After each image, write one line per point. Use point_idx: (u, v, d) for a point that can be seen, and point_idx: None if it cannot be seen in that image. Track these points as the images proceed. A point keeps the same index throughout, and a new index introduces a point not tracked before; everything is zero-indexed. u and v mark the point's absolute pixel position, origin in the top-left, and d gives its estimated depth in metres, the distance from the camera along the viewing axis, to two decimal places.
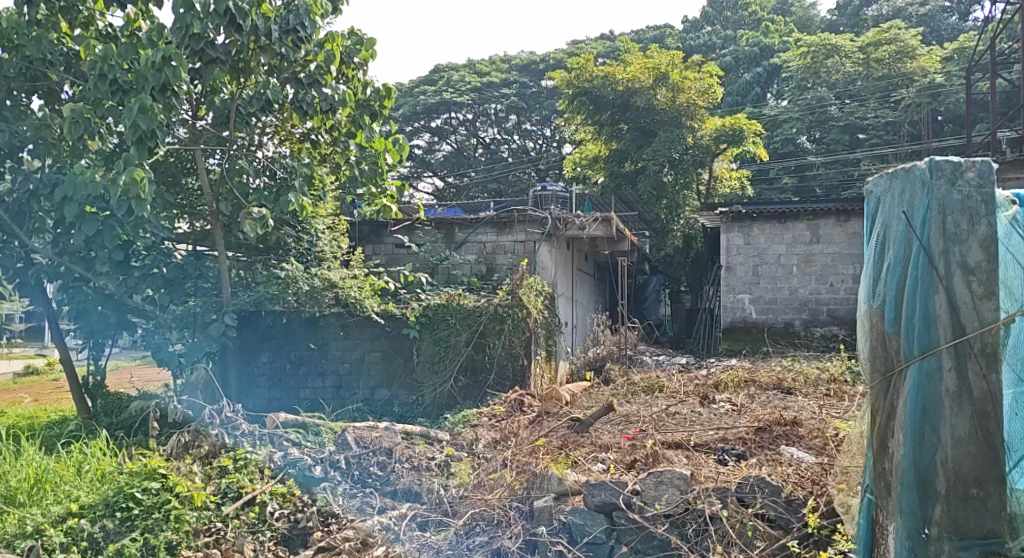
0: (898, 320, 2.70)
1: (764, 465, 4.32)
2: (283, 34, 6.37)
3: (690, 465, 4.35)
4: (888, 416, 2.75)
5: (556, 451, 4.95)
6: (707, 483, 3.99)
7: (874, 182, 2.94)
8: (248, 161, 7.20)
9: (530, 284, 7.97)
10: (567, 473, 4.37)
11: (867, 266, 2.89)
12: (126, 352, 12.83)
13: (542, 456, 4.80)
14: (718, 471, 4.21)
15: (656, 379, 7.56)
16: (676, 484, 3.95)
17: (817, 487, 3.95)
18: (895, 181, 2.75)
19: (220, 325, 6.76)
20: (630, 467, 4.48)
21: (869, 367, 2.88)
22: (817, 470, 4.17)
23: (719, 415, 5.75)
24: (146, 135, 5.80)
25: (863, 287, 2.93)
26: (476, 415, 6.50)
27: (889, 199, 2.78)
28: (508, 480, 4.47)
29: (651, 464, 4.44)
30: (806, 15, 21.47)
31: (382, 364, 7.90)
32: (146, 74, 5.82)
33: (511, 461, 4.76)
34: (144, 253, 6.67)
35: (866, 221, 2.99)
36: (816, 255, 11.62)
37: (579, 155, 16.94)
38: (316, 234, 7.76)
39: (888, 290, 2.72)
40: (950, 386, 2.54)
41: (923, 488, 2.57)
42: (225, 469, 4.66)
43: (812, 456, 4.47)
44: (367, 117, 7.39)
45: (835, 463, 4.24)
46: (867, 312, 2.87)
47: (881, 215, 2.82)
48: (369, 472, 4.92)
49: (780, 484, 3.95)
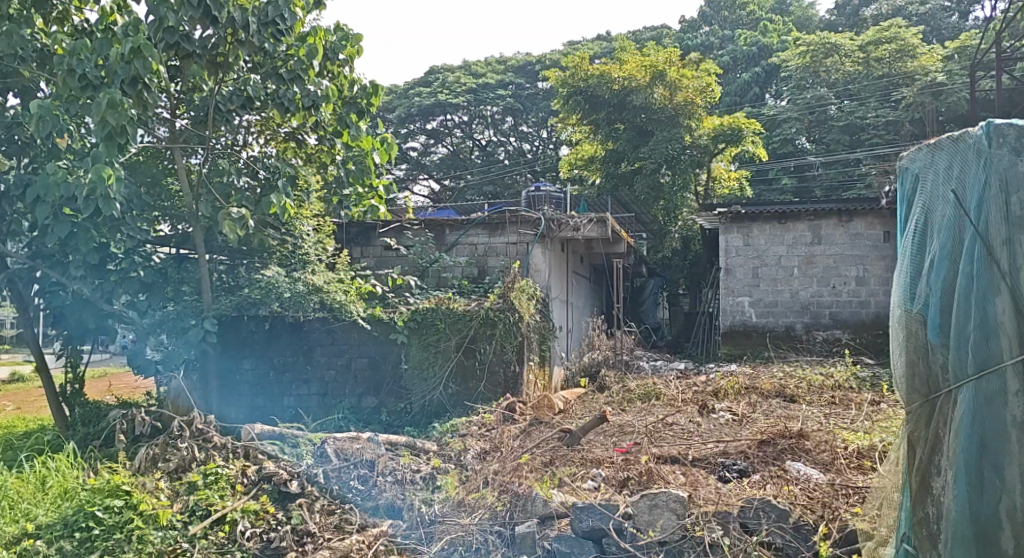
0: (943, 323, 2.69)
1: (769, 483, 4.05)
2: (263, 26, 6.16)
3: (687, 486, 4.06)
4: (931, 446, 2.74)
5: (542, 468, 4.64)
6: (707, 506, 3.72)
7: (914, 160, 2.98)
8: (231, 161, 6.98)
9: (523, 286, 7.67)
10: (552, 493, 4.08)
11: (908, 262, 2.91)
12: (113, 359, 12.47)
13: (528, 473, 4.48)
14: (718, 491, 3.93)
15: (653, 385, 7.28)
16: (673, 508, 3.66)
17: (827, 511, 3.67)
18: (941, 166, 2.78)
19: (197, 331, 6.45)
20: (622, 486, 4.20)
21: (910, 388, 2.87)
22: (825, 488, 3.93)
23: (720, 426, 5.47)
24: (115, 132, 5.52)
25: (901, 286, 2.95)
26: (465, 424, 6.21)
27: (936, 180, 2.79)
28: (489, 500, 4.18)
29: (646, 483, 4.17)
30: (805, 15, 21.30)
31: (369, 370, 7.65)
32: (115, 67, 5.59)
33: (494, 480, 4.43)
34: (121, 256, 6.39)
35: (906, 208, 3.04)
36: (817, 256, 11.36)
37: (575, 156, 16.64)
38: (302, 236, 7.40)
39: (933, 291, 2.72)
40: (1015, 413, 2.48)
41: (980, 540, 2.52)
42: (194, 485, 4.37)
43: (820, 472, 4.22)
44: (353, 115, 7.20)
45: (843, 481, 4.01)
46: (906, 315, 2.88)
47: (927, 199, 2.83)
48: (349, 487, 4.63)
49: (788, 507, 3.66)
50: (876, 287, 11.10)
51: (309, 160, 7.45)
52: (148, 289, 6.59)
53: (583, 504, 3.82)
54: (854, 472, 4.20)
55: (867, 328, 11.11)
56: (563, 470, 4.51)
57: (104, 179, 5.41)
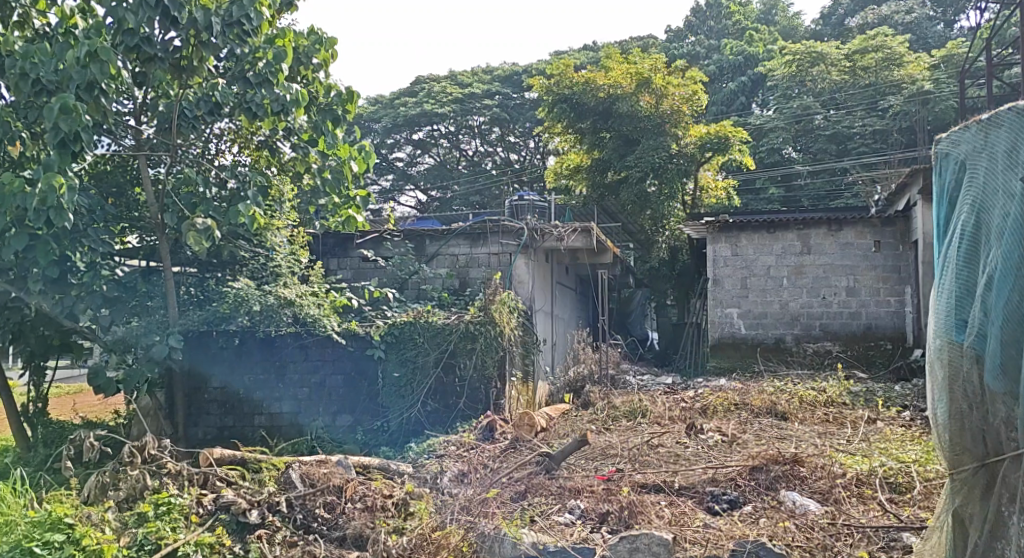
0: (1006, 361, 2.43)
1: (763, 519, 3.77)
2: (227, 27, 5.97)
3: (673, 524, 3.76)
4: (992, 520, 2.51)
5: (514, 501, 4.33)
6: (694, 550, 3.46)
7: (962, 148, 2.75)
8: (199, 171, 6.61)
9: (504, 299, 7.39)
10: (522, 533, 3.71)
11: (956, 278, 2.67)
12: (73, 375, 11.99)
13: (497, 509, 4.14)
14: (704, 531, 3.64)
15: (640, 402, 7.00)
16: (654, 553, 3.41)
17: (829, 554, 3.36)
18: (996, 160, 2.53)
19: (162, 347, 6.13)
20: (602, 521, 3.92)
21: (957, 448, 2.65)
22: (831, 526, 3.62)
23: (708, 449, 5.20)
24: (69, 137, 5.27)
25: (946, 307, 2.71)
26: (443, 444, 5.91)
27: (997, 178, 2.52)
28: (453, 541, 3.84)
29: (628, 518, 3.87)
30: (790, 25, 21.19)
31: (344, 388, 7.22)
32: (70, 71, 5.30)
33: (460, 515, 4.09)
34: (83, 269, 6.08)
35: (951, 207, 2.83)
36: (807, 266, 11.15)
37: (561, 166, 16.42)
38: (275, 247, 7.07)
39: (995, 319, 2.43)
40: None
41: None
42: (144, 516, 4.04)
43: (818, 504, 3.96)
44: (329, 123, 6.95)
45: (854, 519, 3.69)
46: (953, 349, 2.65)
47: (988, 201, 2.55)
48: (315, 516, 4.36)
49: (784, 550, 3.36)
50: (867, 298, 10.94)
51: (284, 170, 7.19)
52: (112, 304, 6.28)
53: (555, 547, 3.58)
54: (877, 512, 3.80)
55: (859, 340, 10.90)
56: (537, 503, 4.24)
57: (55, 188, 5.11)
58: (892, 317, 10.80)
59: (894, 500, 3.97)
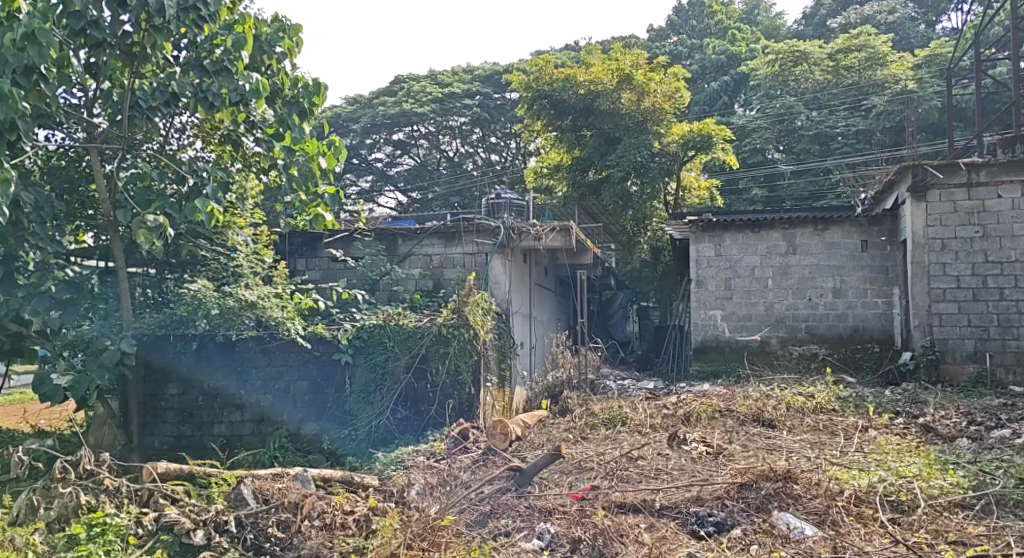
0: None
1: (754, 548, 3.47)
2: (181, 12, 5.56)
3: (656, 553, 3.44)
4: None
5: (477, 525, 4.03)
6: None
7: None
8: (156, 165, 6.25)
9: (478, 299, 7.08)
10: None
11: None
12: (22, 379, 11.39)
13: (460, 538, 3.80)
14: None
15: (620, 409, 6.72)
16: None
17: None
18: None
19: (113, 352, 5.73)
20: (575, 550, 3.59)
21: None
22: (830, 554, 3.33)
23: (692, 461, 4.92)
24: (5, 126, 4.88)
25: None
26: (412, 453, 5.57)
27: None
28: None
29: (603, 547, 3.56)
30: (772, 24, 21.00)
31: (310, 395, 6.84)
32: (6, 55, 4.91)
33: (419, 540, 3.73)
34: (32, 269, 5.71)
35: None
36: (792, 267, 10.93)
37: (541, 165, 16.13)
38: (236, 246, 6.72)
39: None
40: None
41: None
42: (75, 538, 3.67)
43: (814, 528, 3.68)
44: (296, 116, 6.60)
45: (854, 546, 3.40)
46: None
47: None
48: (267, 535, 3.98)
49: None
50: (854, 299, 10.71)
51: (248, 165, 6.86)
52: (63, 306, 5.90)
53: None
54: (880, 537, 3.50)
55: (845, 342, 10.69)
56: (503, 527, 3.93)
57: None
58: (879, 319, 10.58)
59: (898, 523, 3.69)
